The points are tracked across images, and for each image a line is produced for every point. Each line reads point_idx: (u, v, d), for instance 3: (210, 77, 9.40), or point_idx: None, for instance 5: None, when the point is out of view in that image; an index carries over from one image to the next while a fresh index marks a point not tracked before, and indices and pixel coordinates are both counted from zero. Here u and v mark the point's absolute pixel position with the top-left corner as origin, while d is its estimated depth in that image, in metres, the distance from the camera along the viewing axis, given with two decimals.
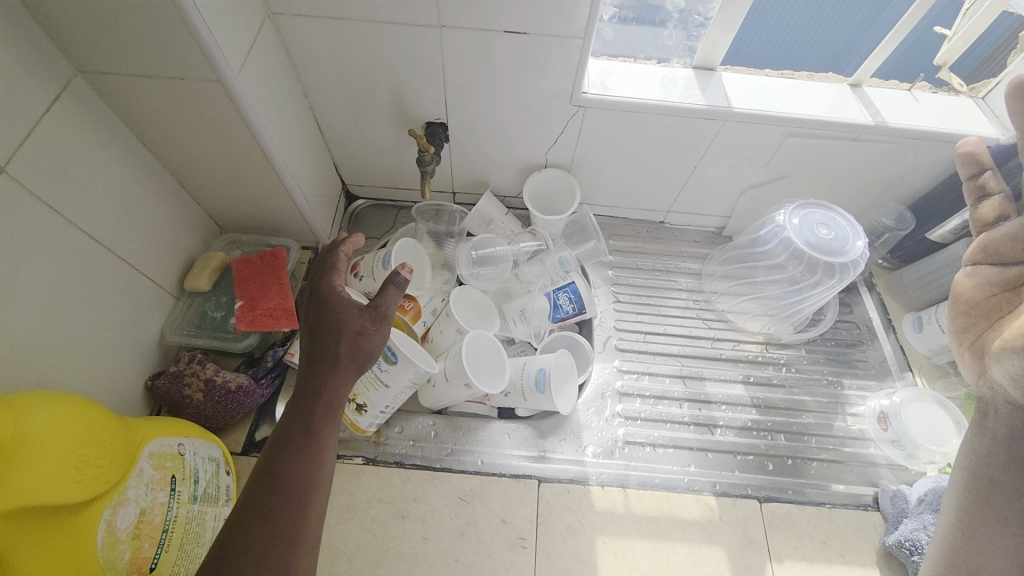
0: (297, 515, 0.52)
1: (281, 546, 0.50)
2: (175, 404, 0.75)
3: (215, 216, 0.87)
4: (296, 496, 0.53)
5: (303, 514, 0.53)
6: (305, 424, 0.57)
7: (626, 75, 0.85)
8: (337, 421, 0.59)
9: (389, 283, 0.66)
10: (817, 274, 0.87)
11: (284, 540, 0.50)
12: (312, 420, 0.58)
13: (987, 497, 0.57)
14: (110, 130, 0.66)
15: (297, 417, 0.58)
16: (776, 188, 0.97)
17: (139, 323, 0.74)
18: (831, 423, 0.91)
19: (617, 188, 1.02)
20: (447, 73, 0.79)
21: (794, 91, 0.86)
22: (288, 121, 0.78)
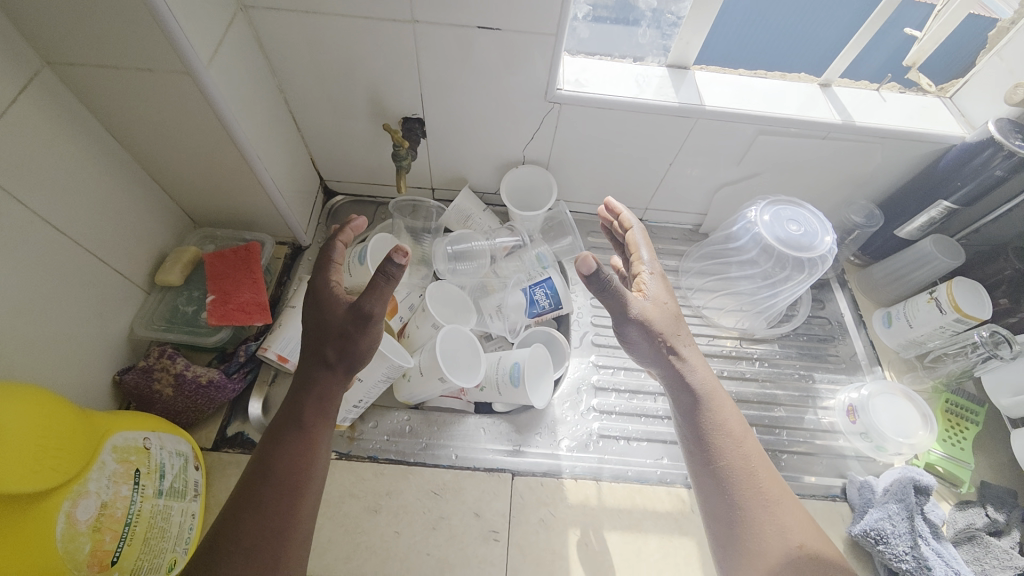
0: (286, 508, 0.55)
1: (268, 539, 0.53)
2: (144, 399, 0.74)
3: (189, 210, 0.86)
4: (284, 491, 0.56)
5: (292, 508, 0.56)
6: (297, 420, 0.60)
7: (601, 73, 0.86)
8: (329, 416, 0.62)
9: (379, 277, 0.60)
10: (786, 269, 0.88)
11: (270, 533, 0.54)
12: (303, 416, 0.60)
13: (690, 456, 0.65)
14: (78, 122, 0.66)
15: (290, 411, 0.61)
16: (750, 186, 0.99)
17: (108, 317, 0.73)
18: (802, 416, 0.93)
19: (594, 185, 1.03)
20: (423, 69, 0.79)
21: (765, 90, 0.88)
22: (263, 115, 0.78)
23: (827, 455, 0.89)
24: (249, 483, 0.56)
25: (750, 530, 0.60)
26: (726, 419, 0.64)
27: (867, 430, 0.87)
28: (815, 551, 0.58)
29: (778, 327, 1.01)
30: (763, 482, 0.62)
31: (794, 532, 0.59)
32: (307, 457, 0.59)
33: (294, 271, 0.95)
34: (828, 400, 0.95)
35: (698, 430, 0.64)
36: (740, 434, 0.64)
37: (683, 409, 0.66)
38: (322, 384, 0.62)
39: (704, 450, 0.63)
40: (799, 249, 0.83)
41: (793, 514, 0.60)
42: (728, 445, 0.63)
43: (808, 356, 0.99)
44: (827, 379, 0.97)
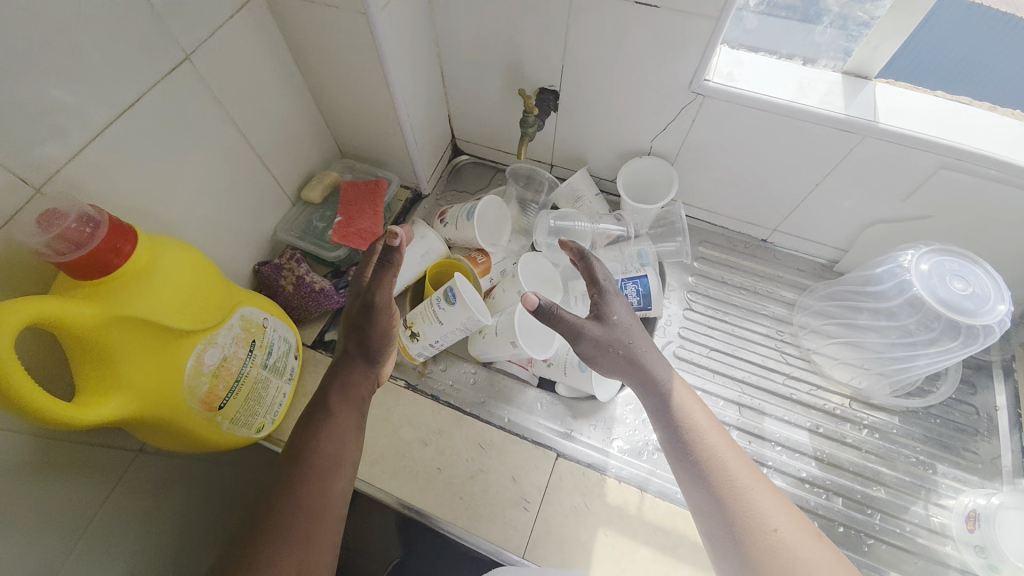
0: (322, 489, 0.62)
1: (304, 512, 0.60)
2: (271, 290, 0.88)
3: (339, 141, 0.98)
4: (320, 474, 0.62)
5: (325, 488, 0.62)
6: (324, 406, 0.68)
7: (758, 69, 0.78)
8: (353, 403, 0.69)
9: (381, 269, 0.67)
10: (934, 330, 0.75)
11: (308, 509, 0.60)
12: (328, 404, 0.68)
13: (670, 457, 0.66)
14: (273, 46, 0.77)
15: (316, 401, 0.69)
16: (913, 229, 0.84)
17: (261, 217, 0.87)
18: (907, 506, 0.78)
19: (719, 191, 0.96)
20: (570, 42, 0.80)
21: (964, 117, 0.74)
22: (416, 65, 0.85)
23: (926, 559, 0.75)
24: (291, 470, 0.62)
25: (733, 521, 0.59)
26: (692, 410, 0.66)
27: (984, 544, 0.71)
28: (798, 538, 0.57)
29: (905, 399, 0.86)
30: (738, 470, 0.62)
31: (774, 520, 0.58)
32: (341, 444, 0.65)
33: (410, 214, 1.04)
34: (948, 499, 0.79)
35: (669, 424, 0.66)
36: (706, 423, 0.65)
37: (653, 404, 0.67)
38: (348, 377, 0.71)
39: (678, 446, 0.65)
40: (960, 312, 0.69)
41: (772, 501, 0.60)
42: (697, 436, 0.64)
43: (935, 442, 0.83)
44: (952, 475, 0.80)
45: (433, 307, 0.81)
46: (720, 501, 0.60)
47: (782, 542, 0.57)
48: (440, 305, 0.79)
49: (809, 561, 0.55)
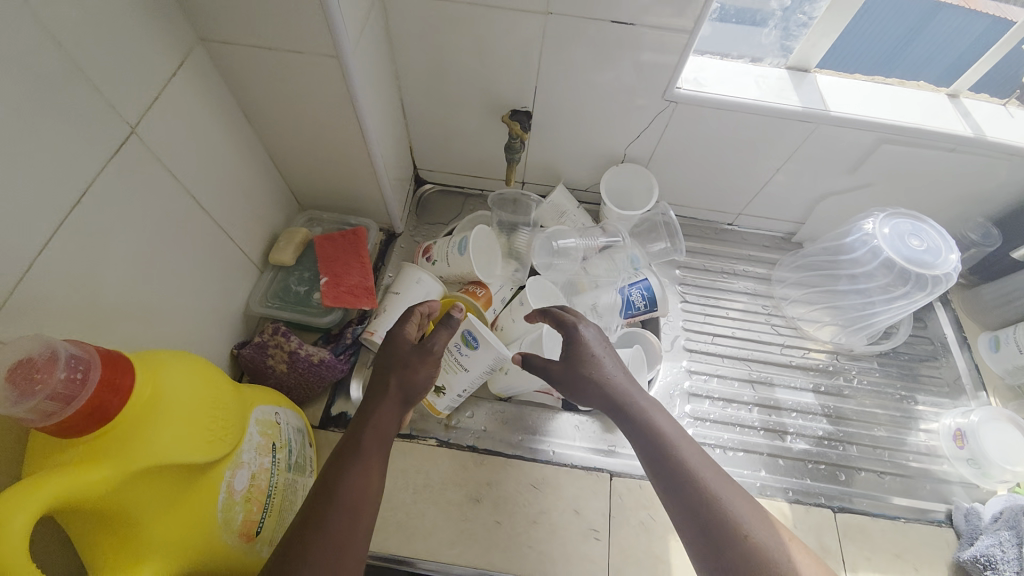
0: (352, 525, 0.52)
1: (333, 548, 0.50)
2: (258, 373, 0.77)
3: (297, 192, 0.89)
4: (347, 504, 0.53)
5: (353, 525, 0.52)
6: (355, 443, 0.58)
7: (719, 72, 0.84)
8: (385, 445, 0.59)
9: (441, 325, 0.65)
10: (909, 285, 0.84)
11: (337, 541, 0.51)
12: (359, 442, 0.58)
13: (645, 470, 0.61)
14: (218, 98, 0.67)
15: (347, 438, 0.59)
16: (857, 197, 0.95)
17: (229, 291, 0.76)
18: (904, 438, 0.89)
19: (691, 186, 1.01)
20: (543, 62, 0.79)
21: (890, 99, 0.85)
22: (382, 101, 0.79)
23: (929, 480, 0.85)
24: (315, 506, 0.53)
25: (711, 531, 0.55)
26: (658, 419, 0.63)
27: (975, 456, 0.83)
28: (774, 541, 0.54)
29: (877, 345, 0.96)
30: (712, 476, 0.58)
31: (750, 523, 0.55)
32: (365, 478, 0.55)
33: (388, 257, 0.97)
34: (931, 423, 0.91)
35: (636, 434, 0.62)
36: (673, 428, 0.62)
37: (620, 416, 0.64)
38: (379, 415, 0.60)
39: (648, 454, 0.61)
40: (921, 265, 0.80)
41: (744, 504, 0.57)
42: (665, 443, 0.60)
43: (909, 377, 0.95)
44: (928, 401, 0.93)
45: (453, 356, 0.74)
46: (696, 510, 0.56)
47: (757, 546, 0.54)
48: (462, 353, 0.72)
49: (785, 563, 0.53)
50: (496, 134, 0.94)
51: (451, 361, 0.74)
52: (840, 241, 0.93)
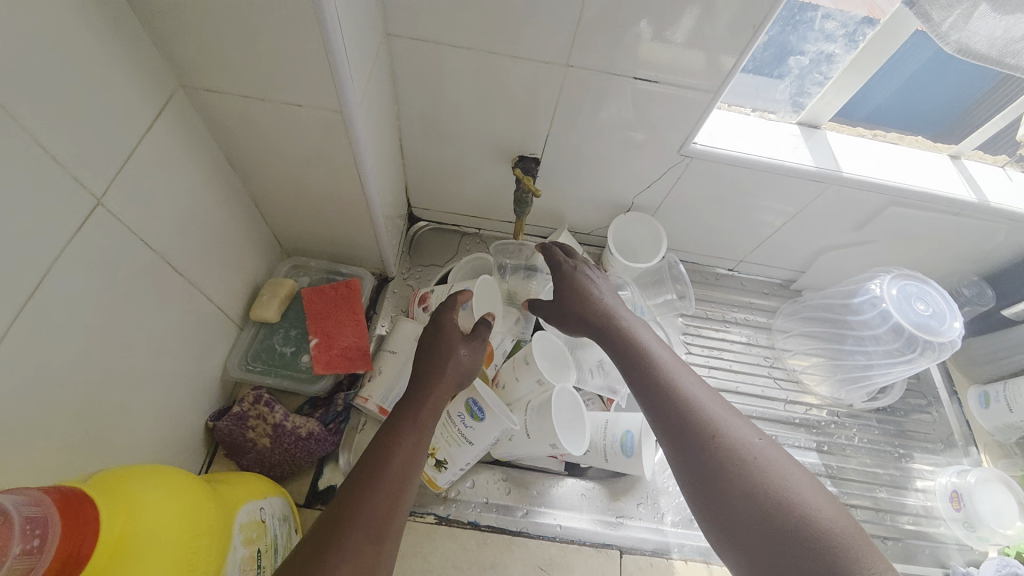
0: (400, 487, 0.53)
1: (380, 511, 0.51)
2: (235, 448, 0.69)
3: (282, 238, 0.81)
4: (400, 468, 0.55)
5: (400, 488, 0.53)
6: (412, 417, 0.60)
7: (731, 127, 0.82)
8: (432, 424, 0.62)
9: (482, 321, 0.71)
10: (914, 351, 0.83)
11: (382, 504, 0.51)
12: (416, 413, 0.61)
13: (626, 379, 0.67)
14: (202, 147, 0.60)
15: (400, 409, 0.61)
16: (860, 253, 0.95)
17: (204, 356, 0.68)
18: (903, 499, 0.89)
19: (696, 235, 0.99)
20: (558, 111, 0.75)
21: (899, 160, 0.85)
22: (383, 146, 0.73)
23: (927, 544, 0.86)
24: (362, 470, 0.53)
25: (686, 433, 0.58)
26: (647, 346, 0.68)
27: (970, 518, 0.84)
28: (752, 444, 0.56)
29: (874, 400, 0.96)
30: (695, 390, 0.62)
31: (726, 426, 0.58)
32: (410, 447, 0.57)
33: (380, 304, 0.90)
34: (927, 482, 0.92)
35: (623, 355, 0.68)
36: (662, 355, 0.67)
37: (607, 342, 0.70)
38: (436, 394, 0.63)
39: (634, 373, 0.66)
40: (927, 330, 0.79)
41: (713, 400, 0.61)
42: (649, 363, 0.65)
43: (905, 433, 0.96)
44: (923, 459, 0.94)
45: (456, 427, 0.69)
46: (674, 416, 0.59)
47: (732, 445, 0.56)
48: (469, 426, 0.68)
49: (760, 463, 0.54)
50: (500, 178, 0.89)
51: (456, 434, 0.69)
52: (848, 299, 0.92)
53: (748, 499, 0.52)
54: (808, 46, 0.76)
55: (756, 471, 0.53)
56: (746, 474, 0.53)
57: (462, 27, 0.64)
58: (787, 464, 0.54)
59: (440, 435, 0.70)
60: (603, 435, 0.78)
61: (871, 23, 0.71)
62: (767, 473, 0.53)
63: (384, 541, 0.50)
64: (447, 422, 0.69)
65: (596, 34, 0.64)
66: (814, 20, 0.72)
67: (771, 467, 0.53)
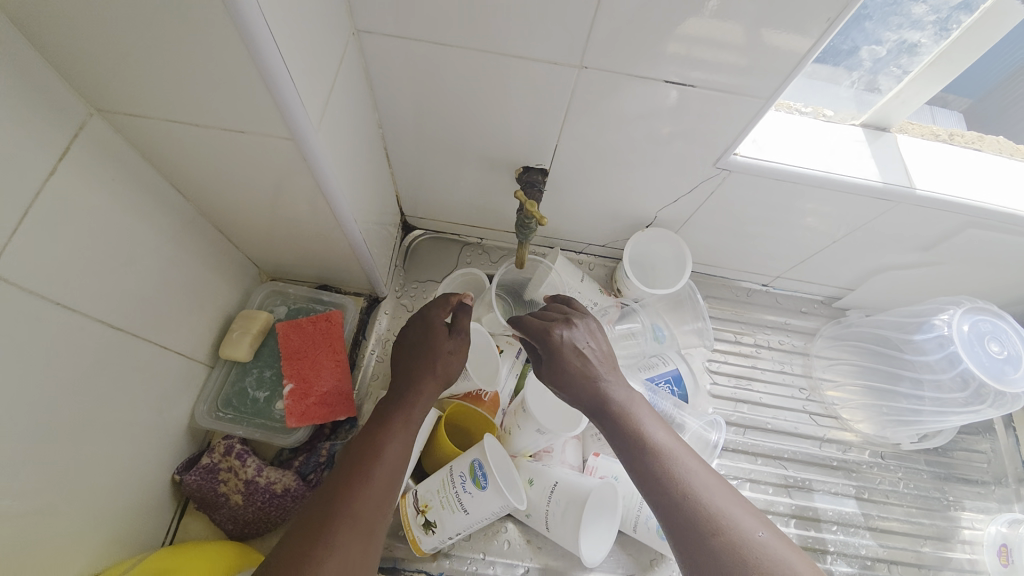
0: (386, 491, 0.53)
1: (367, 514, 0.50)
2: (205, 505, 0.63)
3: (256, 260, 0.73)
4: (389, 470, 0.54)
5: (388, 491, 0.53)
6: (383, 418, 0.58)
7: (778, 133, 0.68)
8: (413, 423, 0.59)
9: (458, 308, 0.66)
10: (982, 405, 0.74)
11: (370, 507, 0.51)
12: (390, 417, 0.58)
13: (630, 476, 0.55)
14: (137, 178, 0.51)
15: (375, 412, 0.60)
16: (919, 275, 0.82)
17: (164, 407, 0.61)
18: (948, 554, 0.80)
19: (729, 250, 0.86)
20: (567, 118, 0.63)
21: (980, 171, 0.71)
22: (360, 161, 0.62)
23: None
24: (350, 471, 0.53)
25: (687, 526, 0.49)
26: (638, 413, 0.58)
27: None
28: (764, 542, 0.47)
29: (927, 441, 0.85)
30: (694, 469, 0.53)
31: (734, 518, 0.49)
32: (400, 449, 0.56)
33: (370, 327, 0.81)
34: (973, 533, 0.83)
35: (620, 442, 0.56)
36: (653, 424, 0.57)
37: (602, 422, 0.58)
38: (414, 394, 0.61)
39: (624, 448, 0.56)
40: (1001, 380, 0.71)
41: (730, 501, 0.50)
42: (639, 434, 0.56)
43: (956, 476, 0.86)
44: (975, 507, 0.84)
45: (454, 488, 0.62)
46: (673, 504, 0.50)
47: (742, 548, 0.46)
48: (468, 491, 0.61)
49: (776, 569, 0.45)
50: (500, 188, 0.77)
51: (452, 496, 0.61)
52: (908, 337, 0.82)
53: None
54: (888, 33, 0.61)
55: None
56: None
57: (446, 20, 0.52)
58: (808, 571, 0.45)
59: (435, 494, 0.63)
60: (638, 506, 0.70)
61: (970, 9, 0.58)
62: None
63: (370, 544, 0.49)
64: (446, 481, 0.62)
65: (612, 29, 0.52)
66: (903, 4, 0.58)
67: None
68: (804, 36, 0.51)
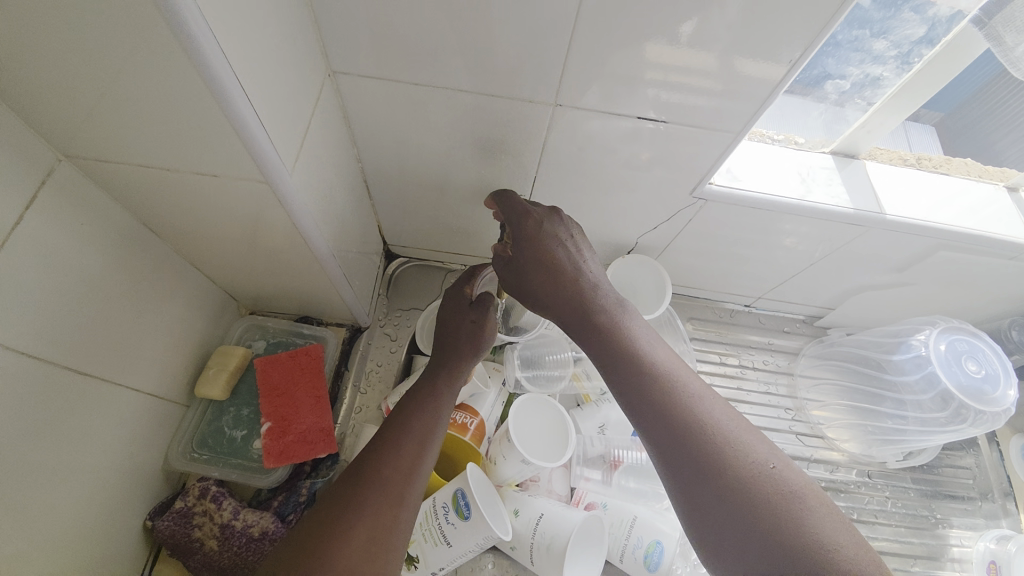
0: (420, 453, 0.53)
1: (399, 475, 0.50)
2: (177, 552, 0.60)
3: (234, 294, 0.72)
4: (422, 436, 0.54)
5: (420, 454, 0.53)
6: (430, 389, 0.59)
7: (752, 162, 0.70)
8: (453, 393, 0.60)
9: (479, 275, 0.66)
10: (963, 424, 0.75)
11: (403, 468, 0.51)
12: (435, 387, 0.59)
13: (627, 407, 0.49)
14: (110, 221, 0.50)
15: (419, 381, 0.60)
16: (893, 295, 0.83)
17: (137, 450, 0.59)
18: (939, 574, 0.80)
19: (709, 272, 0.87)
20: (543, 151, 0.64)
21: (948, 194, 0.73)
22: (339, 195, 0.63)
23: None
24: (385, 435, 0.53)
25: (686, 458, 0.44)
26: (629, 328, 0.54)
27: None
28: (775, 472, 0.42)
29: (912, 460, 0.86)
30: (682, 379, 0.49)
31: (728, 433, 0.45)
32: (432, 415, 0.56)
33: (353, 358, 0.80)
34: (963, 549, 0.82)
35: (617, 370, 0.51)
36: (643, 336, 0.54)
37: (597, 350, 0.53)
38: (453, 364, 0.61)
39: (608, 352, 0.52)
40: (982, 400, 0.72)
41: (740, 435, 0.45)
42: (627, 347, 0.52)
43: (942, 494, 0.86)
44: (964, 525, 0.84)
45: (437, 521, 0.60)
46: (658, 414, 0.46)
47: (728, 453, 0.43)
48: (451, 523, 0.59)
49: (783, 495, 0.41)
50: (481, 218, 0.78)
51: (435, 529, 0.60)
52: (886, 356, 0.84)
53: (746, 521, 0.40)
54: (851, 68, 0.64)
55: (759, 486, 0.41)
56: (745, 489, 0.41)
57: (421, 60, 0.54)
58: (797, 483, 0.42)
59: (418, 527, 0.61)
60: (625, 536, 0.69)
61: (931, 43, 0.60)
62: (771, 488, 0.41)
63: (401, 508, 0.49)
64: (429, 513, 0.61)
65: (583, 67, 0.53)
66: (864, 40, 0.60)
67: (784, 490, 0.41)
68: (768, 74, 0.53)
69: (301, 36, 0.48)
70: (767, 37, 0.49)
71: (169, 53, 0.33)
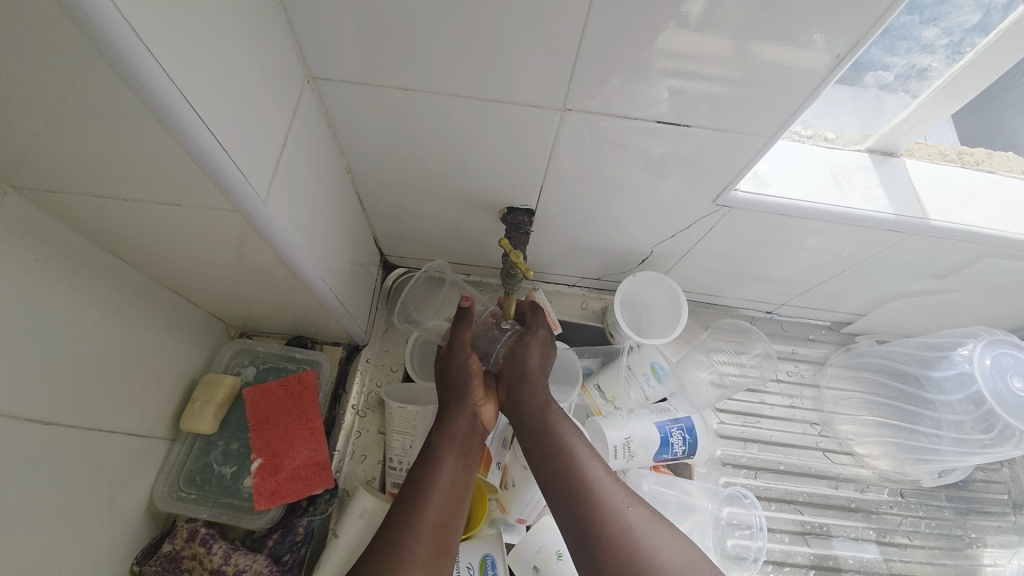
0: (440, 514, 0.53)
1: (431, 533, 0.52)
2: None
3: (221, 316, 0.68)
4: (445, 490, 0.55)
5: (444, 514, 0.54)
6: (437, 445, 0.58)
7: (782, 164, 0.64)
8: (468, 444, 0.60)
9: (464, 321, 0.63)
10: (1006, 443, 0.71)
11: (433, 526, 0.52)
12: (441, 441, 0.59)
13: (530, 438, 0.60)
14: (70, 254, 0.45)
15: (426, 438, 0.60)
16: (928, 302, 0.77)
17: (119, 493, 0.55)
18: None
19: (729, 280, 0.81)
20: (549, 157, 0.59)
21: (997, 196, 0.66)
22: (327, 212, 0.57)
23: None
24: (412, 491, 0.54)
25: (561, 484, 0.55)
26: (566, 432, 0.59)
27: None
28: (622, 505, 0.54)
29: (949, 477, 0.80)
30: (609, 485, 0.55)
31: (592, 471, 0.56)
32: (458, 469, 0.57)
33: (349, 380, 0.75)
34: (988, 571, 0.77)
35: (524, 412, 0.62)
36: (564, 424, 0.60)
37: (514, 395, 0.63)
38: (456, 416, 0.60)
39: (545, 466, 0.57)
40: None
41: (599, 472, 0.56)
42: (547, 438, 0.58)
43: (978, 511, 0.81)
44: (1000, 542, 0.79)
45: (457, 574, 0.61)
46: (557, 481, 0.56)
47: (648, 564, 0.49)
48: None
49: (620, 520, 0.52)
50: (483, 228, 0.72)
51: None
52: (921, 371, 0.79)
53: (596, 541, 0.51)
54: (895, 59, 0.57)
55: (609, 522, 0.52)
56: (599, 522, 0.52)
57: (412, 67, 0.48)
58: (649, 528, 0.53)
59: None
60: None
61: (986, 30, 0.53)
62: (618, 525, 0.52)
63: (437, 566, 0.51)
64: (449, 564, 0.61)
65: (594, 68, 0.47)
66: (913, 28, 0.53)
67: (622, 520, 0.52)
68: (806, 67, 0.46)
69: (274, 42, 0.42)
70: (809, 25, 0.42)
71: (109, 82, 0.28)
